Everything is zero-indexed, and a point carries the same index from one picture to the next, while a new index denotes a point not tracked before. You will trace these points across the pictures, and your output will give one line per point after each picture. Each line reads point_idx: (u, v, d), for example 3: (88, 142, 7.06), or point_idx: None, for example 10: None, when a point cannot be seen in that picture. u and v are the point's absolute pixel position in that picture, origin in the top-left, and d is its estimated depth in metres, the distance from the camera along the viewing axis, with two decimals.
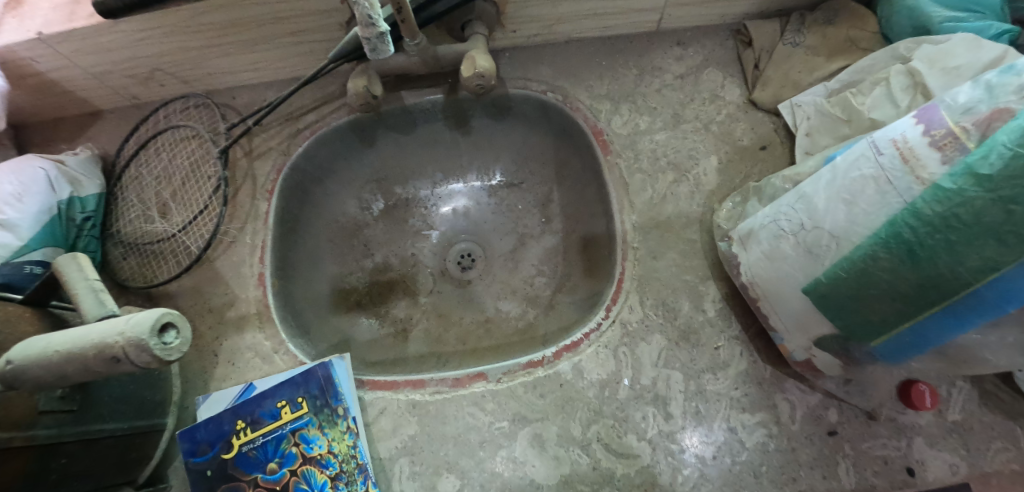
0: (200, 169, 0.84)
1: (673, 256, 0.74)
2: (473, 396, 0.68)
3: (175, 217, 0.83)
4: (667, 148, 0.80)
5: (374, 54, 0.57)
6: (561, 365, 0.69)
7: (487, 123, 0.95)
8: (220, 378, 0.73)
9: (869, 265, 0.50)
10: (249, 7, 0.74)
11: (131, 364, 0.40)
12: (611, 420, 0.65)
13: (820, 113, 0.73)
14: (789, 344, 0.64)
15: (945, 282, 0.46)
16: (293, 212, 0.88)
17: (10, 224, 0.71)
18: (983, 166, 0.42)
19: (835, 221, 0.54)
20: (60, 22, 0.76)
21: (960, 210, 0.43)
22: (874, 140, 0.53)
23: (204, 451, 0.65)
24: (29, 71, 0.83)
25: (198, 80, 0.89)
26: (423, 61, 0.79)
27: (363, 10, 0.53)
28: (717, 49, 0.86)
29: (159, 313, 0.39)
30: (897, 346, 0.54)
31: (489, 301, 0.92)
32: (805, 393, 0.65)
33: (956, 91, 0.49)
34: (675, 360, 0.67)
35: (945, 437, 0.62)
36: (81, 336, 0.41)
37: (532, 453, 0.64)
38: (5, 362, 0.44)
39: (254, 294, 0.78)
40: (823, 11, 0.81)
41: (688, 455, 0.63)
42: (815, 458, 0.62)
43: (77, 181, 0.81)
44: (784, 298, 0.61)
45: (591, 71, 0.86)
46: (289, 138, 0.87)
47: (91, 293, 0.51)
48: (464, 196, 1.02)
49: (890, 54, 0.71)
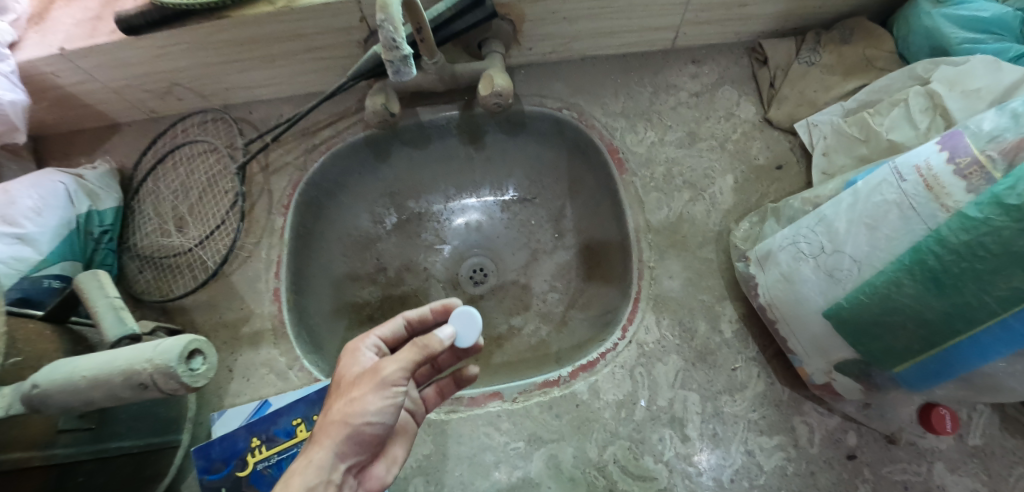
0: (217, 184, 0.85)
1: (689, 275, 0.73)
2: (489, 415, 0.68)
3: (192, 231, 0.83)
4: (683, 167, 0.80)
5: (397, 75, 0.58)
6: (577, 385, 0.68)
7: (501, 138, 0.95)
8: (235, 393, 0.73)
9: (892, 291, 0.50)
10: (268, 24, 0.75)
11: (158, 390, 0.41)
12: (628, 442, 0.65)
13: (837, 132, 0.73)
14: (808, 367, 0.63)
15: (971, 311, 0.46)
16: (308, 226, 0.88)
17: (31, 238, 0.71)
18: (1010, 196, 0.42)
19: (857, 245, 0.54)
20: (82, 37, 0.78)
21: (987, 240, 0.43)
22: (896, 165, 0.52)
23: (219, 469, 0.64)
24: (50, 85, 0.84)
25: (216, 95, 0.90)
26: (440, 78, 0.80)
27: (387, 33, 0.53)
28: (732, 67, 0.86)
29: (186, 340, 0.40)
30: (921, 373, 0.53)
31: (502, 317, 0.92)
32: (823, 416, 0.65)
33: (979, 118, 0.49)
34: (692, 381, 0.67)
35: (966, 461, 0.62)
36: (109, 362, 0.42)
37: (548, 475, 0.64)
38: (29, 386, 0.43)
39: (269, 309, 0.78)
40: (838, 30, 0.81)
41: (705, 477, 0.62)
42: (835, 482, 0.61)
43: (94, 194, 0.82)
44: (803, 321, 0.60)
45: (606, 89, 0.87)
46: (305, 152, 0.89)
47: (111, 311, 0.52)
48: (476, 210, 1.02)
49: (907, 75, 0.70)
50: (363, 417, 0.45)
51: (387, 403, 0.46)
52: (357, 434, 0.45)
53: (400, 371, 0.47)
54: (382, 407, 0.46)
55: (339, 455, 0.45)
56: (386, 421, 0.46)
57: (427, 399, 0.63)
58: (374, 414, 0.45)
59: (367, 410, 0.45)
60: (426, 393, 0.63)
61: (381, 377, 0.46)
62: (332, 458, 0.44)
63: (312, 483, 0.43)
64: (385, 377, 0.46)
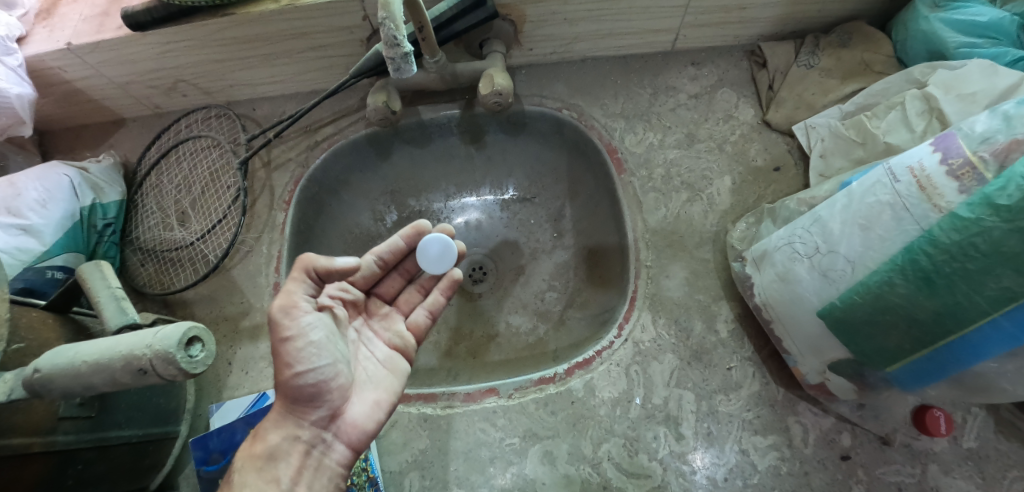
0: (219, 180, 0.86)
1: (685, 275, 0.74)
2: (485, 411, 0.68)
3: (194, 225, 0.84)
4: (681, 168, 0.80)
5: (398, 73, 0.58)
6: (572, 383, 0.69)
7: (501, 137, 0.96)
8: (234, 386, 0.73)
9: (885, 291, 0.51)
10: (272, 22, 0.76)
11: (157, 376, 0.42)
12: (622, 439, 0.65)
13: (834, 135, 0.73)
14: (802, 367, 0.63)
15: (962, 311, 0.46)
16: (309, 222, 0.89)
17: (35, 230, 0.73)
18: (1002, 197, 0.43)
19: (851, 246, 0.55)
20: (89, 33, 0.79)
21: (978, 240, 0.44)
22: (891, 166, 0.53)
23: (216, 460, 0.64)
24: (56, 80, 0.85)
25: (220, 92, 0.91)
26: (441, 77, 0.81)
27: (388, 31, 0.54)
28: (731, 70, 0.87)
29: (186, 327, 0.42)
30: (914, 373, 0.53)
31: (501, 315, 0.92)
32: (818, 416, 0.65)
33: (973, 120, 0.49)
34: (687, 380, 0.67)
35: (960, 464, 0.62)
36: (110, 347, 0.43)
37: (543, 471, 0.64)
38: (31, 370, 0.44)
39: (268, 303, 0.79)
40: (837, 34, 0.82)
41: (699, 476, 0.62)
42: (828, 483, 0.62)
43: (98, 187, 0.83)
44: (798, 321, 0.61)
45: (606, 90, 0.87)
46: (307, 149, 0.90)
47: (114, 301, 0.52)
48: (476, 209, 1.02)
49: (904, 79, 0.71)
50: (290, 370, 0.50)
51: (302, 350, 0.51)
52: (296, 390, 0.51)
53: (287, 300, 0.52)
54: (297, 355, 0.51)
55: (297, 414, 0.53)
56: (316, 367, 0.52)
57: (418, 324, 0.67)
58: (297, 363, 0.51)
59: (291, 361, 0.51)
60: (417, 318, 0.67)
61: (279, 326, 0.51)
62: (293, 415, 0.53)
63: (277, 440, 0.51)
64: (280, 324, 0.51)
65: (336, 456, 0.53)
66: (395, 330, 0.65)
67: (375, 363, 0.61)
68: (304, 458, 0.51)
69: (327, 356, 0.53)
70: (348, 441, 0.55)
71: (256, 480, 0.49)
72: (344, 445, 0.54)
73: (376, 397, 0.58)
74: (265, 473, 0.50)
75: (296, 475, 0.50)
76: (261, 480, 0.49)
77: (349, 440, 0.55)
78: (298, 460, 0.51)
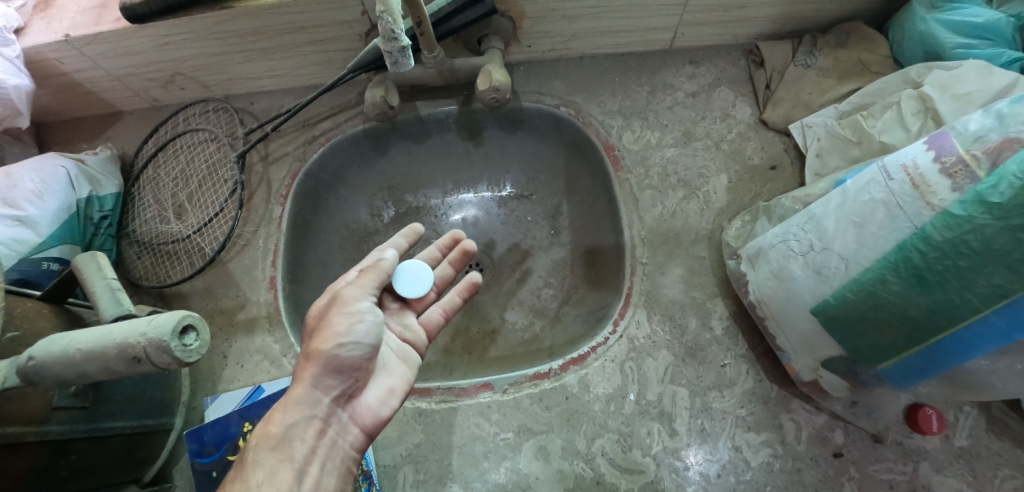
0: (217, 173, 0.86)
1: (681, 272, 0.74)
2: (479, 405, 0.68)
3: (190, 218, 0.84)
4: (678, 165, 0.80)
5: (395, 66, 0.59)
6: (567, 378, 0.69)
7: (499, 134, 0.96)
8: (229, 379, 0.74)
9: (878, 288, 0.51)
10: (271, 16, 0.76)
11: (151, 364, 0.42)
12: (616, 435, 0.65)
13: (831, 134, 0.74)
14: (796, 364, 0.64)
15: (954, 308, 0.47)
16: (306, 217, 0.89)
17: (31, 221, 0.73)
18: (993, 195, 0.43)
19: (845, 243, 0.55)
20: (87, 25, 0.79)
21: (970, 237, 0.44)
22: (885, 164, 0.53)
23: (210, 452, 0.65)
24: (54, 72, 0.85)
25: (219, 85, 0.91)
26: (439, 72, 0.82)
27: (386, 24, 0.54)
28: (729, 68, 0.87)
29: (180, 315, 0.42)
30: (906, 370, 0.54)
31: (496, 312, 0.92)
32: (811, 414, 0.65)
33: (966, 119, 0.50)
34: (681, 377, 0.68)
35: (951, 462, 0.62)
36: (103, 335, 0.44)
37: (536, 466, 0.64)
38: (26, 358, 0.45)
39: (265, 297, 0.79)
40: (834, 34, 0.82)
41: (692, 472, 0.63)
42: (820, 480, 0.62)
43: (95, 180, 0.82)
44: (792, 319, 0.61)
45: (603, 87, 0.88)
46: (305, 144, 0.90)
47: (108, 292, 0.52)
48: (474, 205, 1.02)
49: (900, 79, 0.71)
50: (334, 341, 0.50)
51: (353, 323, 0.52)
52: (333, 362, 0.51)
53: (358, 289, 0.55)
54: (347, 328, 0.51)
55: (321, 389, 0.51)
56: (359, 343, 0.51)
57: (431, 321, 0.69)
58: (343, 335, 0.51)
59: (337, 333, 0.51)
60: (430, 316, 0.69)
61: (343, 303, 0.53)
62: (313, 394, 0.51)
63: (292, 420, 0.49)
64: (347, 302, 0.53)
65: (350, 438, 0.53)
66: (405, 323, 0.66)
67: (390, 352, 0.61)
68: (319, 437, 0.50)
69: (375, 336, 0.53)
70: (362, 425, 0.55)
71: (270, 458, 0.47)
72: (358, 428, 0.54)
73: (391, 383, 0.59)
74: (280, 451, 0.47)
75: (310, 455, 0.49)
76: (275, 459, 0.47)
77: (362, 423, 0.55)
78: (313, 438, 0.50)
